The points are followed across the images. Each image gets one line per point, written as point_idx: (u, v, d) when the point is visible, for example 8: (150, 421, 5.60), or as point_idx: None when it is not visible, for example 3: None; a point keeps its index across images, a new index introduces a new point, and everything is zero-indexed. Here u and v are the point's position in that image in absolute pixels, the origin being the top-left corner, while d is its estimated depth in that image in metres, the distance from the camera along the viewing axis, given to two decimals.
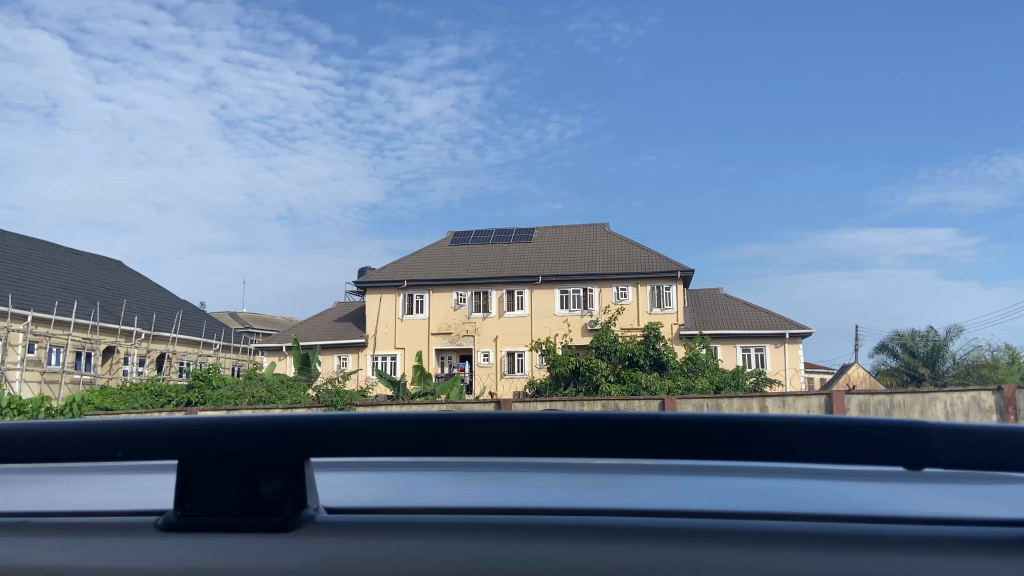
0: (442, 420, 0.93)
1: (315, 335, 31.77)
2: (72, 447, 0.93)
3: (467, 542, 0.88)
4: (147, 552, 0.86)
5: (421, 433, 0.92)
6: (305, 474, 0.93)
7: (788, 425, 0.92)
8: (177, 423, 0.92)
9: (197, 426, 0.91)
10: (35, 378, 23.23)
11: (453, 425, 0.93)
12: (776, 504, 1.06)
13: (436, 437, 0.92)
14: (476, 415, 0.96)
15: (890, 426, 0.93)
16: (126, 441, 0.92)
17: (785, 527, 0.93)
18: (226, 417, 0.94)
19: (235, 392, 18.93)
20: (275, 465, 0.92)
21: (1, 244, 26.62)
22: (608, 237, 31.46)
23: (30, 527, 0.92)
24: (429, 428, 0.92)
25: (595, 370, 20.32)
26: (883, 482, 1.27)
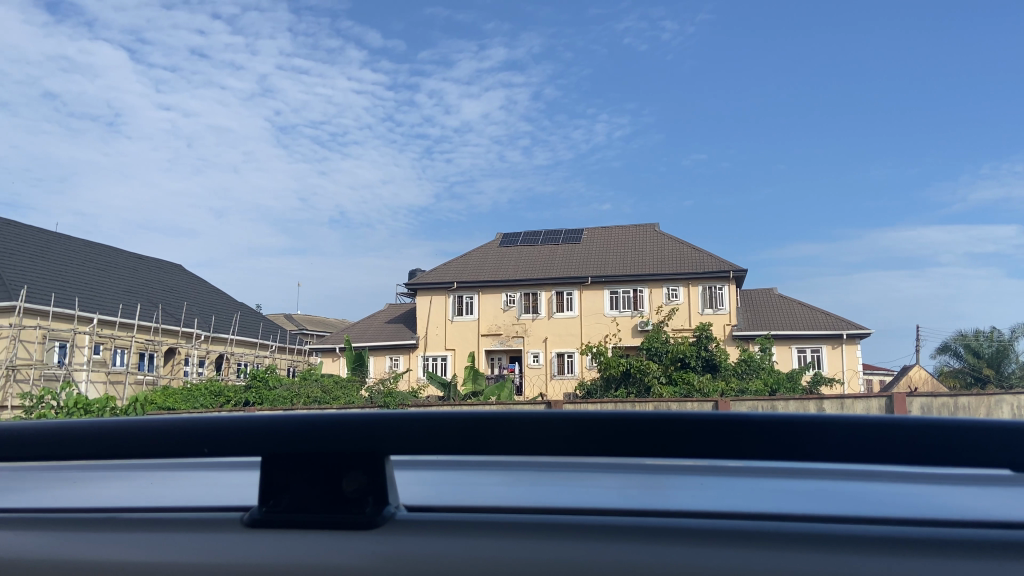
0: (490, 420, 0.95)
1: (367, 336, 32.23)
2: (158, 446, 0.96)
3: (529, 543, 0.88)
4: (233, 550, 0.88)
5: (464, 434, 0.94)
6: (383, 471, 0.94)
7: (850, 425, 0.92)
8: (253, 422, 0.96)
9: (282, 424, 0.93)
10: (101, 378, 24.07)
11: (499, 424, 0.94)
12: (847, 506, 1.04)
13: (484, 438, 0.94)
14: (524, 414, 0.97)
15: (953, 426, 0.91)
16: (212, 437, 0.96)
17: (856, 530, 0.91)
18: (300, 417, 0.96)
19: (291, 393, 19.30)
20: (356, 461, 0.92)
21: (68, 250, 27.65)
22: (659, 238, 31.16)
23: (131, 523, 0.95)
24: (471, 426, 0.94)
25: (646, 372, 20.11)
26: (949, 483, 1.24)
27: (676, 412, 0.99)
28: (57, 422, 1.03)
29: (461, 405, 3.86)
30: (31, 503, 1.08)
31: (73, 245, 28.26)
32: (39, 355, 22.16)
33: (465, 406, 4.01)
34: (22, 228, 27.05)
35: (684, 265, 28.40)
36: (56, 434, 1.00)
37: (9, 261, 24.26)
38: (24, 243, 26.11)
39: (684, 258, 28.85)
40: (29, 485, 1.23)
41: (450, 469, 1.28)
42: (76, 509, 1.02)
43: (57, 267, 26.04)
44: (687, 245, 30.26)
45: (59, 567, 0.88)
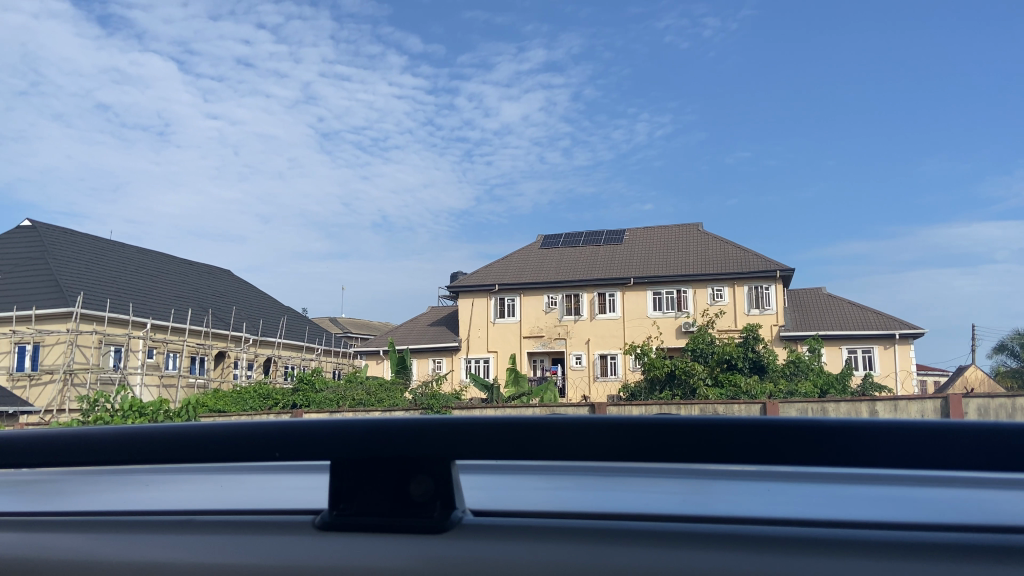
0: (534, 426, 0.94)
1: (410, 339, 32.51)
2: (229, 448, 0.98)
3: (582, 547, 0.88)
4: (303, 552, 0.89)
5: (508, 436, 0.93)
6: (450, 477, 0.94)
7: (910, 432, 0.90)
8: (317, 426, 0.97)
9: (350, 428, 0.94)
10: (155, 382, 24.73)
11: (542, 428, 0.94)
12: (911, 513, 1.02)
13: (541, 440, 0.93)
14: (572, 420, 0.96)
15: (1012, 429, 0.88)
16: (280, 442, 0.97)
17: (917, 539, 0.89)
18: (365, 420, 0.97)
19: (337, 395, 19.57)
20: (419, 466, 0.93)
21: (122, 256, 28.46)
22: (702, 237, 30.80)
23: (202, 525, 0.98)
24: (517, 431, 0.94)
25: (692, 374, 19.87)
26: (1010, 490, 1.20)
27: (733, 418, 0.98)
28: (128, 430, 1.07)
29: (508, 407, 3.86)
30: (99, 506, 1.11)
31: (126, 252, 29.12)
32: (96, 359, 22.89)
33: (513, 409, 4.03)
34: (79, 236, 27.96)
35: (728, 265, 28.02)
36: (123, 438, 1.04)
37: (66, 268, 25.08)
38: (81, 251, 26.98)
39: (729, 257, 28.48)
40: (99, 488, 1.27)
41: (514, 473, 1.28)
42: (144, 512, 1.05)
43: (111, 274, 26.83)
44: (732, 244, 29.87)
45: (128, 566, 0.91)
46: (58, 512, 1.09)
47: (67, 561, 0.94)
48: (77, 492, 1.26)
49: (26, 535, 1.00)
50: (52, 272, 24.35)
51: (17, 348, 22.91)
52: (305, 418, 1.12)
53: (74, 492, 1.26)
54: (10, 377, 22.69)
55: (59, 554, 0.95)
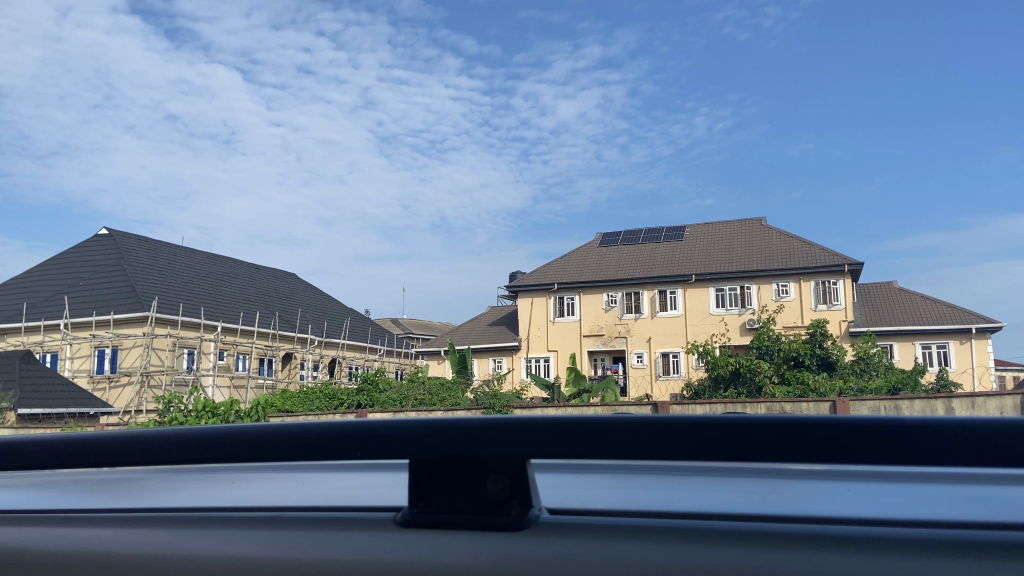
0: (595, 423, 0.94)
1: (470, 339, 32.71)
2: (316, 448, 1.01)
3: (653, 546, 0.87)
4: (387, 548, 0.91)
5: (562, 433, 0.93)
6: (528, 475, 0.94)
7: (994, 428, 0.86)
8: (399, 425, 0.98)
9: (433, 428, 0.95)
10: (226, 383, 25.50)
11: (606, 427, 0.93)
12: (987, 511, 0.98)
13: (615, 441, 0.92)
14: (632, 418, 0.95)
15: None
16: (363, 439, 0.99)
17: (986, 537, 0.86)
18: (446, 420, 0.98)
19: (400, 395, 19.82)
20: (498, 464, 0.93)
21: (193, 262, 29.44)
22: (766, 233, 30.12)
23: (288, 521, 1.00)
24: (578, 430, 0.93)
25: (758, 371, 19.41)
26: None
27: (805, 416, 0.96)
28: (209, 428, 1.10)
29: (571, 407, 3.84)
30: (183, 502, 1.16)
31: (197, 258, 30.12)
32: (170, 361, 23.75)
33: (573, 409, 4.03)
34: (153, 243, 29.04)
35: (794, 260, 27.36)
36: (207, 437, 1.08)
37: (141, 274, 26.07)
38: (155, 257, 28.01)
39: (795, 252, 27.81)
40: (180, 485, 1.33)
41: (592, 473, 1.28)
42: (223, 508, 1.09)
43: (184, 279, 27.79)
44: (797, 239, 29.16)
45: (206, 562, 0.94)
46: (143, 508, 1.14)
47: (150, 557, 0.97)
48: (157, 488, 1.32)
49: (111, 531, 1.04)
50: (128, 278, 25.35)
51: (96, 351, 23.97)
52: (382, 417, 1.14)
53: (156, 488, 1.32)
54: (92, 380, 23.78)
55: (140, 552, 0.98)
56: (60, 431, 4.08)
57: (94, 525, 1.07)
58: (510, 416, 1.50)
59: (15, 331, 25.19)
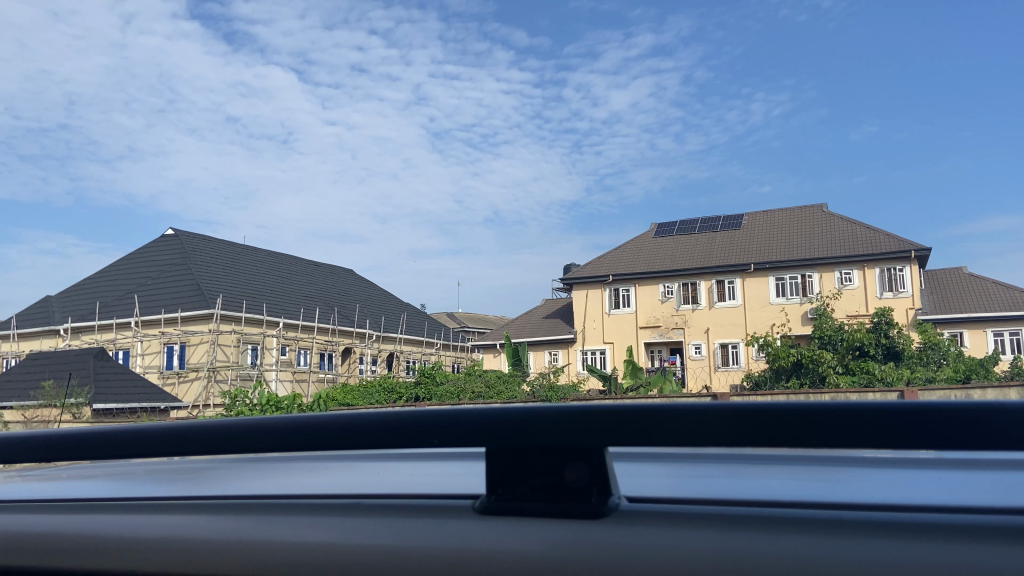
0: (660, 413, 0.92)
1: (526, 331, 32.76)
2: (394, 435, 1.01)
3: (730, 533, 0.85)
4: (468, 534, 0.91)
5: (624, 423, 0.91)
6: (605, 464, 0.92)
7: None
8: (475, 414, 0.98)
9: (507, 417, 0.95)
10: (289, 377, 26.09)
11: (677, 415, 0.91)
12: None
13: (695, 429, 0.90)
14: (694, 407, 0.94)
15: None
16: (441, 429, 0.99)
17: None
18: (516, 410, 0.98)
19: (458, 388, 19.98)
20: (576, 454, 0.93)
21: (254, 261, 30.20)
22: (828, 220, 29.37)
23: (368, 509, 1.01)
24: (649, 419, 0.91)
25: (820, 361, 18.92)
26: None
27: (875, 403, 0.93)
28: (277, 420, 1.12)
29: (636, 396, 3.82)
30: (256, 491, 1.18)
31: (258, 256, 30.90)
32: (235, 357, 24.46)
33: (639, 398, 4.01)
34: (217, 242, 29.93)
35: (857, 246, 26.57)
36: (278, 427, 1.10)
37: (206, 273, 26.90)
38: (219, 256, 28.87)
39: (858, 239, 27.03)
40: (254, 474, 1.36)
41: (668, 462, 1.26)
42: (299, 497, 1.11)
43: (246, 277, 28.55)
44: (861, 225, 28.31)
45: (282, 550, 0.96)
46: (213, 496, 1.17)
47: (226, 541, 1.00)
48: (233, 477, 1.35)
49: (186, 516, 1.08)
50: (194, 277, 26.18)
51: (165, 348, 24.80)
52: (453, 403, 1.14)
53: (228, 478, 1.36)
54: (161, 376, 24.61)
55: (219, 540, 1.00)
56: (146, 423, 4.27)
57: (180, 513, 1.09)
58: (581, 405, 1.49)
59: (89, 330, 26.28)
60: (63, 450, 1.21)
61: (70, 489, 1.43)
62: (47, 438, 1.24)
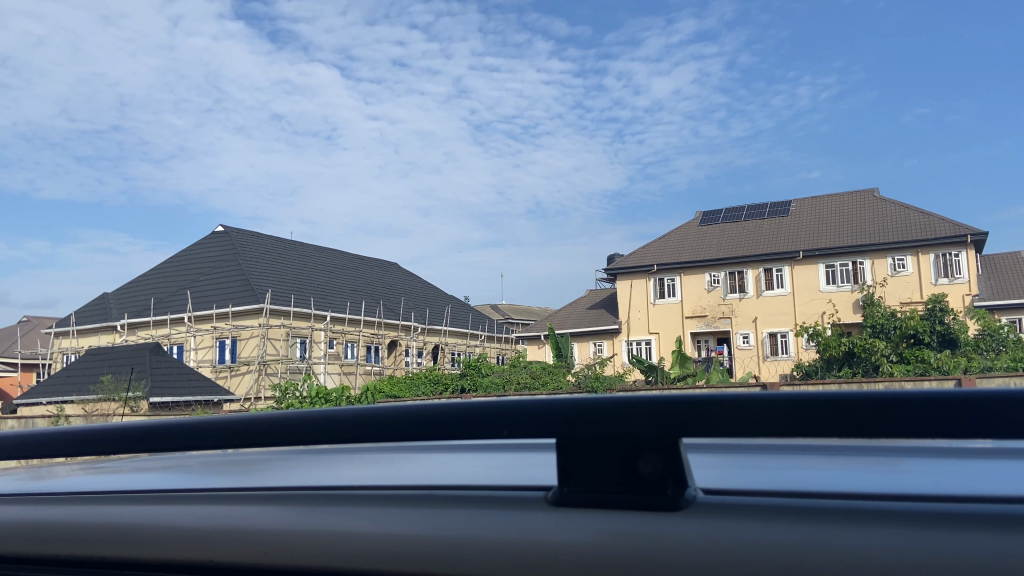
0: (736, 402, 0.90)
1: (571, 322, 32.70)
2: (465, 427, 1.00)
3: (799, 528, 0.83)
4: (544, 525, 0.90)
5: (692, 414, 0.89)
6: (680, 455, 0.90)
7: None
8: (545, 404, 0.97)
9: (578, 408, 0.93)
10: (336, 370, 26.48)
11: (751, 404, 0.89)
12: None
13: (768, 421, 0.87)
14: (769, 396, 0.91)
15: None
16: (510, 420, 0.98)
17: None
18: (587, 399, 0.96)
19: (503, 379, 20.07)
20: (651, 444, 0.90)
21: (301, 256, 30.69)
22: (880, 205, 28.67)
23: (439, 500, 1.01)
24: (724, 409, 0.89)
25: (873, 350, 18.45)
26: None
27: (947, 391, 0.89)
28: (337, 413, 1.13)
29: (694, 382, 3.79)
30: (312, 482, 1.20)
31: (305, 251, 31.40)
32: (285, 350, 24.93)
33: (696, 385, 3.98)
34: (265, 238, 30.48)
35: (910, 232, 25.89)
36: (344, 418, 1.10)
37: (255, 268, 27.46)
38: (267, 252, 29.40)
39: (911, 224, 26.33)
40: (316, 466, 1.38)
41: (738, 452, 1.24)
42: (366, 487, 1.12)
43: (294, 272, 29.04)
44: (914, 209, 27.55)
45: (350, 542, 0.96)
46: (274, 487, 1.19)
47: (296, 532, 1.00)
48: (291, 470, 1.36)
49: (258, 507, 1.09)
50: (244, 272, 26.72)
51: (218, 343, 25.36)
52: (519, 394, 1.14)
53: (284, 470, 1.38)
54: (214, 370, 25.17)
55: (290, 532, 1.00)
56: (215, 412, 4.39)
57: (249, 503, 1.11)
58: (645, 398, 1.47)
59: (144, 325, 27.05)
60: (126, 443, 1.24)
61: (131, 480, 1.47)
62: (106, 431, 1.27)
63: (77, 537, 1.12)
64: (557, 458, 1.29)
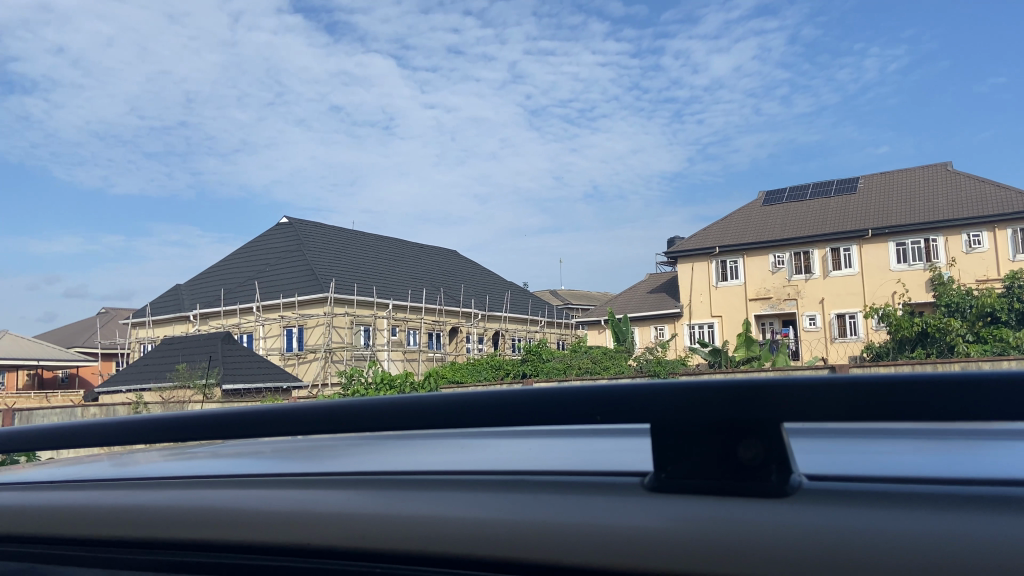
0: (837, 382, 0.86)
1: (631, 306, 32.44)
2: (554, 413, 0.99)
3: (904, 513, 0.80)
4: (639, 513, 0.88)
5: (798, 397, 0.86)
6: (783, 440, 0.86)
7: None
8: (636, 389, 0.95)
9: (674, 394, 0.91)
10: (400, 357, 26.92)
11: (853, 385, 0.85)
12: None
13: (873, 403, 0.83)
14: (874, 378, 0.86)
15: None
16: (604, 406, 0.96)
17: None
18: (682, 383, 0.94)
19: (564, 364, 20.08)
20: (750, 429, 0.87)
21: (363, 245, 31.19)
22: (953, 180, 27.61)
23: (527, 486, 1.00)
24: (828, 391, 0.85)
25: (948, 330, 17.83)
26: None
27: None
28: (420, 398, 1.13)
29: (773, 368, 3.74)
30: (392, 466, 1.21)
31: (367, 241, 31.90)
32: (349, 338, 25.46)
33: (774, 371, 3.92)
34: (328, 228, 31.06)
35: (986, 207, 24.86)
36: (427, 405, 1.10)
37: (319, 258, 28.05)
38: (330, 242, 29.96)
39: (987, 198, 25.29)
40: (398, 451, 1.40)
41: (832, 438, 1.20)
42: (447, 471, 1.12)
43: (356, 260, 29.56)
44: (990, 183, 26.44)
45: (443, 529, 0.96)
46: (357, 472, 1.20)
47: (382, 518, 1.01)
48: (371, 455, 1.38)
49: (339, 492, 1.10)
50: (308, 262, 27.32)
51: (285, 331, 26.02)
52: (604, 381, 1.12)
53: (364, 456, 1.40)
54: (283, 357, 25.86)
55: (376, 516, 1.02)
56: (294, 404, 4.49)
57: (334, 488, 1.12)
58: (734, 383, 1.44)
59: (216, 315, 27.92)
60: (205, 431, 1.26)
61: (216, 466, 1.51)
62: (183, 417, 1.30)
63: (166, 523, 1.16)
64: (645, 444, 1.27)
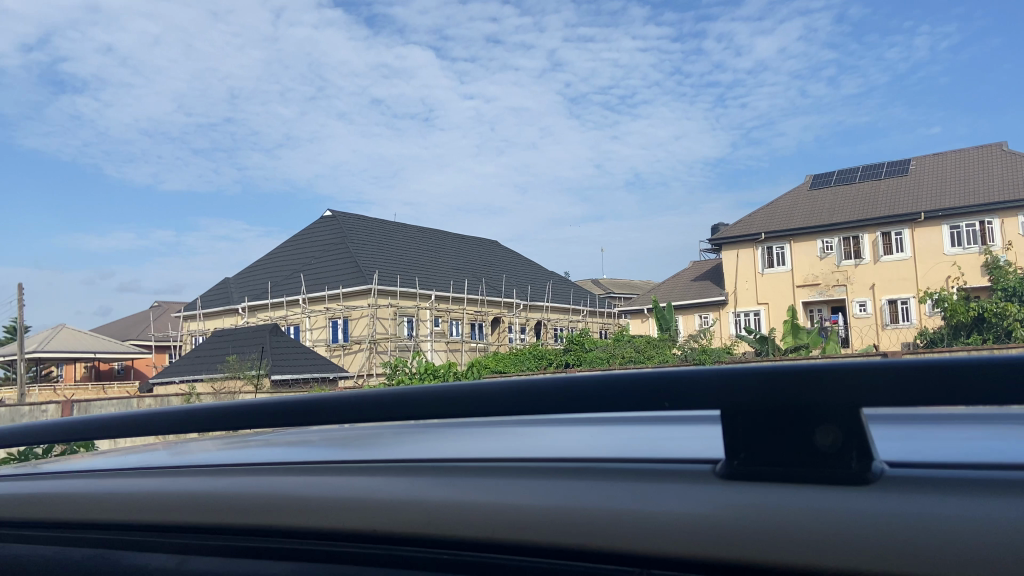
0: (921, 365, 0.82)
1: (675, 295, 32.13)
2: (621, 398, 0.97)
3: (998, 499, 0.76)
4: (712, 499, 0.86)
5: (882, 379, 0.82)
6: (863, 425, 0.83)
7: None
8: (706, 373, 0.93)
9: (748, 377, 0.88)
10: (443, 347, 27.26)
11: (937, 367, 0.81)
12: None
13: (961, 385, 0.78)
14: (960, 359, 0.82)
15: None
16: (674, 390, 0.93)
17: None
18: (755, 366, 0.91)
19: (607, 354, 19.99)
20: (829, 415, 0.83)
21: (405, 237, 31.39)
22: (1010, 160, 26.73)
23: (593, 472, 0.99)
24: (913, 373, 0.81)
25: (1006, 314, 17.28)
26: None
27: None
28: (487, 382, 1.12)
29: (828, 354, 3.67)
30: (456, 453, 1.21)
31: (409, 232, 32.10)
32: (393, 329, 25.73)
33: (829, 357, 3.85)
34: (371, 221, 31.34)
35: None
36: (495, 390, 1.08)
37: (363, 250, 28.33)
38: (373, 234, 30.23)
39: None
40: (457, 438, 1.39)
41: (906, 423, 1.15)
42: (513, 458, 1.11)
43: (399, 252, 29.80)
44: None
45: (515, 514, 0.95)
46: (420, 458, 1.20)
47: (450, 504, 1.00)
48: (433, 443, 1.37)
49: (405, 477, 1.09)
50: (352, 255, 27.63)
51: (331, 323, 26.40)
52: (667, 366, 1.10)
53: (424, 443, 1.40)
54: (329, 349, 26.27)
55: (446, 504, 1.01)
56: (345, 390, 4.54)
57: (402, 475, 1.11)
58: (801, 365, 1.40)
59: (263, 308, 28.44)
60: (266, 418, 1.26)
61: (277, 454, 1.52)
62: (245, 405, 1.30)
63: (233, 509, 1.16)
64: (707, 430, 1.24)
